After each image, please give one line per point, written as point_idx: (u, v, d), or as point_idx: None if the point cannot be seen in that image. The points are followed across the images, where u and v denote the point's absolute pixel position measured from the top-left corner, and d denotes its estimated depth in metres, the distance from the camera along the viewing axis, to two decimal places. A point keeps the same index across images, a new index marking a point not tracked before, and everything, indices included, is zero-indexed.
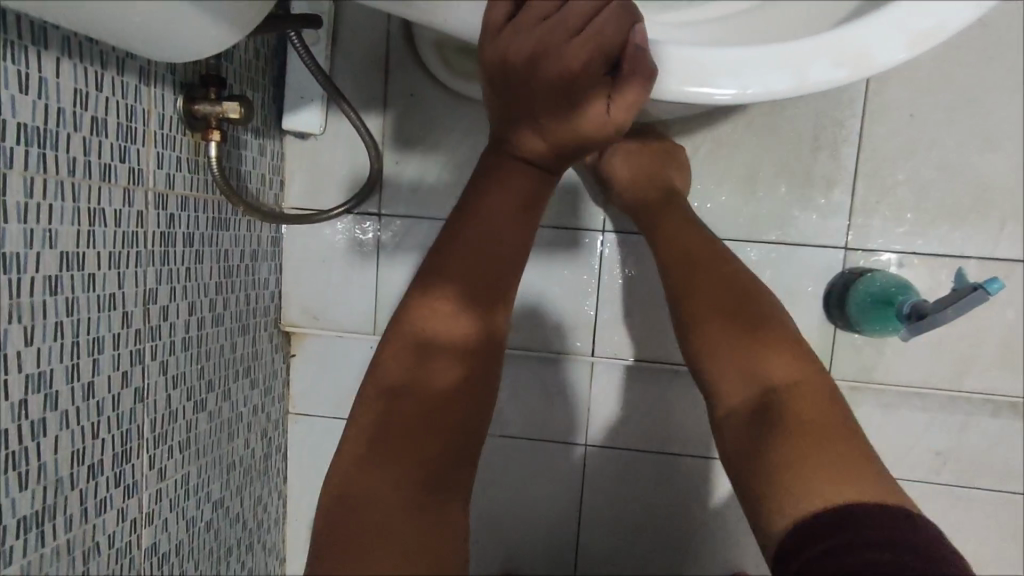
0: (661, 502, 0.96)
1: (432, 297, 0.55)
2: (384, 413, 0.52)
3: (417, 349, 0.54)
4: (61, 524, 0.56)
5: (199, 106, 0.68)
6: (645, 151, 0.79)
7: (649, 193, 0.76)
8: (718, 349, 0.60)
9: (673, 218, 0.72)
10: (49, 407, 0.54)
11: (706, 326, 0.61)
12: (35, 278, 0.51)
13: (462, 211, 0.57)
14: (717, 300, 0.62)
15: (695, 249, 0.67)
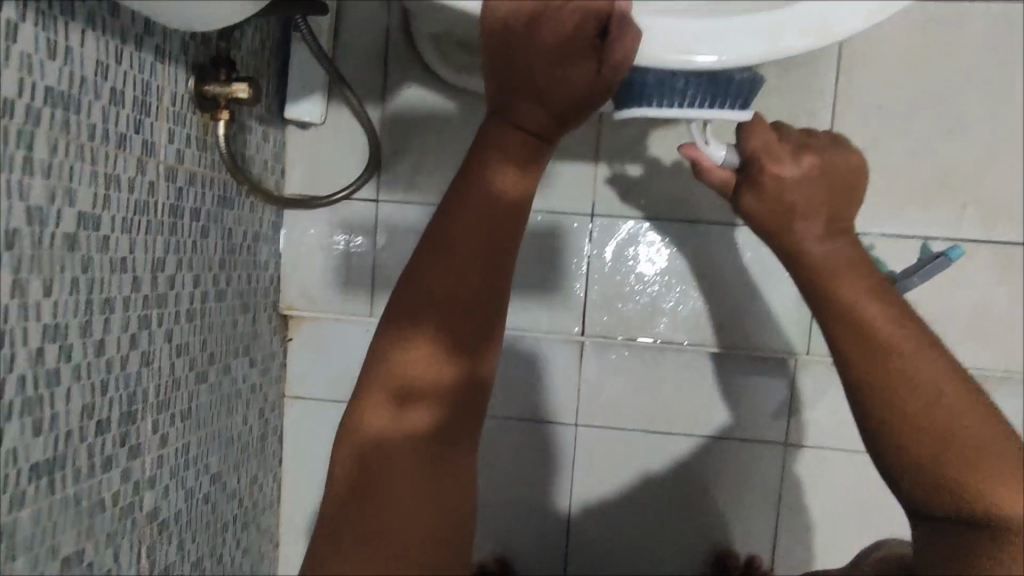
0: (649, 480, 0.98)
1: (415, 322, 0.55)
2: (362, 458, 0.54)
3: (392, 398, 0.54)
4: (71, 475, 0.58)
5: (210, 87, 0.72)
6: (800, 186, 0.58)
7: (820, 258, 0.57)
8: (919, 453, 0.52)
9: (857, 293, 0.56)
10: (64, 359, 0.56)
11: (904, 424, 0.52)
12: (56, 233, 0.54)
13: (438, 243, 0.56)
14: (916, 396, 0.52)
15: (896, 344, 0.54)
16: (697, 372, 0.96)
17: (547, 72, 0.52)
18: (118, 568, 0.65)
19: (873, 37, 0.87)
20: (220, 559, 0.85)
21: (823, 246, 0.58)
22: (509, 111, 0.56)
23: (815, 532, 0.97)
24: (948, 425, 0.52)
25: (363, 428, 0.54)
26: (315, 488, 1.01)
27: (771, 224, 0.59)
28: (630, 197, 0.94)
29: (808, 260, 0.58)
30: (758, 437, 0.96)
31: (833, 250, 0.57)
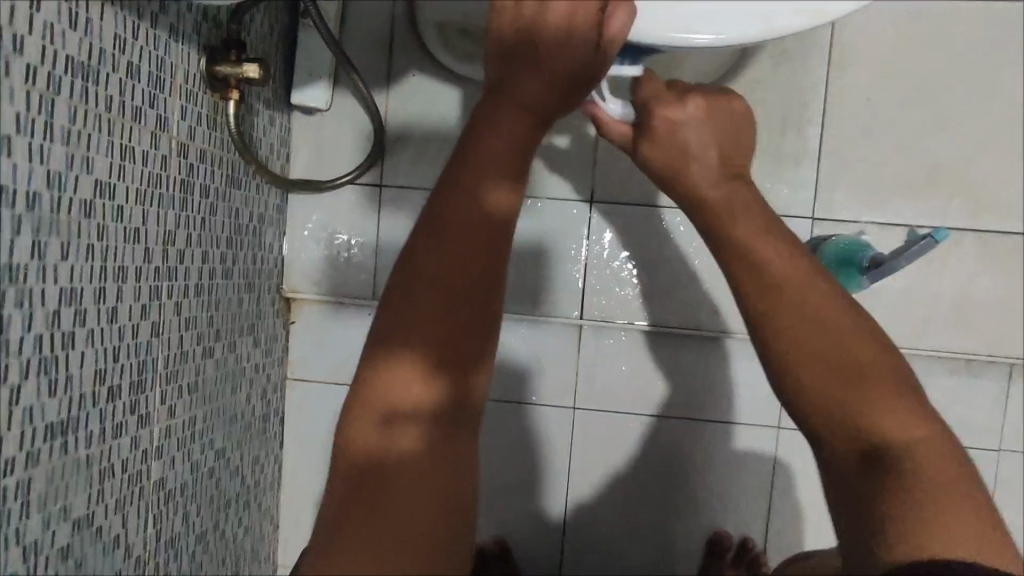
0: (645, 465, 1.00)
1: (403, 335, 0.52)
2: (357, 482, 0.50)
3: (380, 414, 0.51)
4: (82, 438, 0.59)
5: (220, 68, 0.73)
6: (690, 131, 0.67)
7: (737, 226, 0.65)
8: (820, 403, 0.58)
9: (776, 258, 0.63)
10: (78, 323, 0.57)
11: (809, 376, 0.59)
12: (73, 199, 0.55)
13: (429, 240, 0.54)
14: (815, 352, 0.59)
15: (793, 283, 0.62)
16: (693, 356, 0.98)
17: (547, 61, 0.56)
18: (125, 534, 0.66)
19: (864, 30, 0.90)
20: (222, 534, 0.86)
21: (715, 189, 0.67)
22: (506, 104, 0.57)
23: (806, 515, 0.99)
24: (863, 385, 0.58)
25: (354, 448, 0.51)
26: (316, 470, 1.03)
27: (667, 166, 0.69)
28: (629, 184, 0.96)
29: (713, 212, 0.66)
30: (751, 421, 0.98)
31: (727, 193, 0.67)
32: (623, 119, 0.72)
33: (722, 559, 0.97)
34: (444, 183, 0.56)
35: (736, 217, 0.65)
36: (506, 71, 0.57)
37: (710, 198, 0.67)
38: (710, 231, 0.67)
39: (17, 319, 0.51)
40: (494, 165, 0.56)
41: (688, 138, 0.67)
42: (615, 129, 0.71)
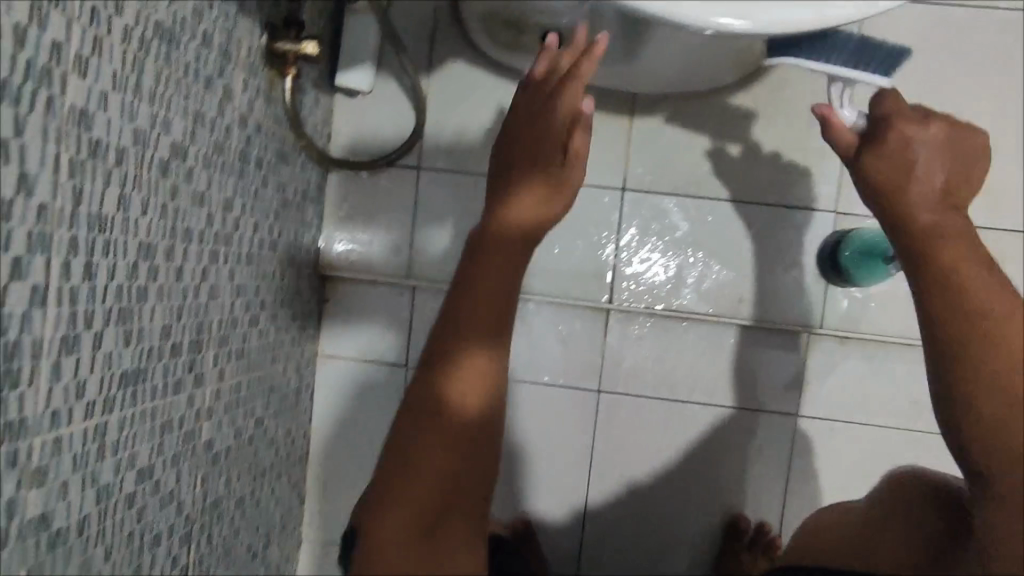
0: (666, 448, 1.03)
1: (432, 355, 0.61)
2: (383, 477, 0.56)
3: (406, 413, 0.58)
4: (149, 390, 0.61)
5: (281, 44, 0.76)
6: (926, 151, 0.66)
7: (948, 253, 0.63)
8: (1003, 445, 0.57)
9: (992, 297, 0.60)
10: (151, 278, 0.59)
11: (990, 412, 0.58)
12: (153, 158, 0.58)
13: (455, 294, 0.63)
14: (1013, 391, 0.57)
15: (984, 302, 0.60)
16: (716, 344, 1.01)
17: (549, 118, 0.66)
18: (178, 489, 0.68)
19: (889, 34, 0.94)
20: (257, 502, 0.88)
21: (931, 211, 0.65)
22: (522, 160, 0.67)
23: (821, 502, 1.02)
24: None
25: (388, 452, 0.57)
26: (344, 446, 1.05)
27: (886, 183, 0.68)
28: (660, 174, 0.99)
29: (922, 229, 0.65)
30: (771, 408, 1.01)
31: (942, 218, 0.65)
32: (856, 130, 0.71)
33: (739, 543, 0.99)
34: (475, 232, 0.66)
35: (955, 245, 0.63)
36: (523, 128, 0.68)
37: (919, 216, 0.65)
38: (910, 248, 0.65)
39: (102, 268, 0.53)
40: (501, 216, 0.66)
41: (922, 161, 0.66)
42: (848, 137, 0.71)
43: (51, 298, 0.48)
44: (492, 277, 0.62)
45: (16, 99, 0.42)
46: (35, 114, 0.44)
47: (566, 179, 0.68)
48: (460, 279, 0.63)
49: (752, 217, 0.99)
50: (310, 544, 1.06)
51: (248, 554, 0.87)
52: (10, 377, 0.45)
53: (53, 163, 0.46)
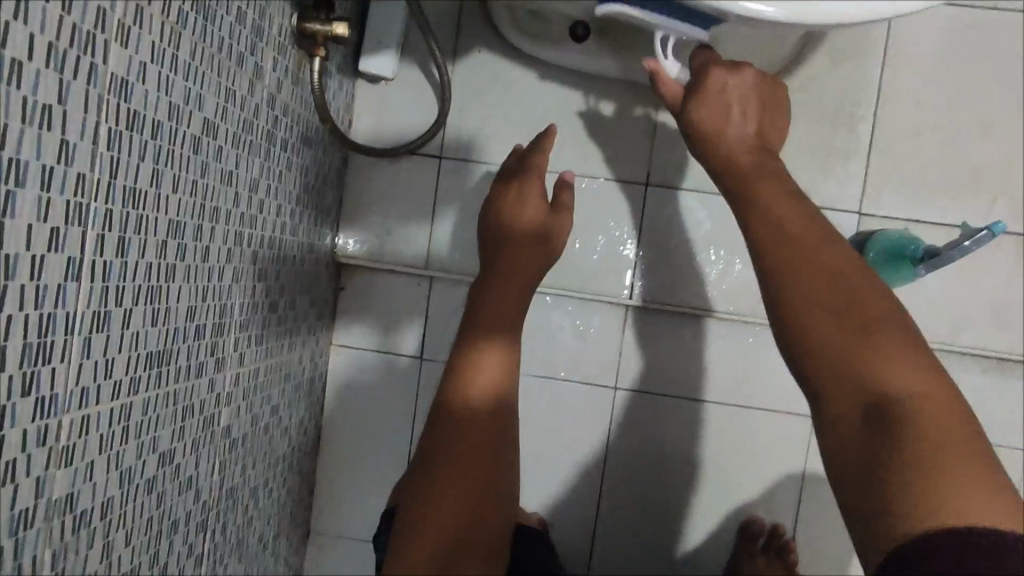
0: (682, 447, 1.02)
1: (458, 356, 0.80)
2: (425, 445, 0.77)
3: (441, 396, 0.79)
4: (173, 372, 0.59)
5: (311, 25, 0.74)
6: (739, 99, 0.74)
7: (762, 192, 0.69)
8: (841, 376, 0.59)
9: (798, 224, 0.66)
10: (179, 258, 0.58)
11: (811, 330, 0.61)
12: (186, 134, 0.56)
13: (480, 331, 0.81)
14: (829, 304, 0.61)
15: (804, 247, 0.64)
16: (735, 342, 1.00)
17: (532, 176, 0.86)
18: (197, 476, 0.66)
19: (917, 36, 0.94)
20: (270, 492, 0.86)
21: (747, 155, 0.72)
22: (510, 203, 0.85)
23: (835, 506, 1.02)
24: (868, 338, 0.58)
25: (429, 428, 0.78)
26: (354, 437, 1.03)
27: (704, 128, 0.74)
28: (684, 171, 0.98)
29: (741, 171, 0.72)
30: (788, 410, 1.01)
31: (760, 159, 0.72)
32: (682, 83, 0.76)
33: (752, 545, 0.99)
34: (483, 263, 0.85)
35: (760, 184, 0.70)
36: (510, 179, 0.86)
37: (742, 161, 0.72)
38: (732, 197, 0.72)
39: (134, 244, 0.51)
40: (497, 247, 0.84)
41: (732, 107, 0.73)
42: (674, 89, 0.75)
43: (85, 273, 0.46)
44: (506, 325, 0.82)
45: (58, 64, 0.41)
46: (77, 80, 0.43)
47: (544, 253, 0.85)
48: (470, 316, 0.82)
49: None
50: (318, 537, 1.05)
51: (260, 544, 0.85)
52: (42, 352, 0.43)
53: (91, 132, 0.45)
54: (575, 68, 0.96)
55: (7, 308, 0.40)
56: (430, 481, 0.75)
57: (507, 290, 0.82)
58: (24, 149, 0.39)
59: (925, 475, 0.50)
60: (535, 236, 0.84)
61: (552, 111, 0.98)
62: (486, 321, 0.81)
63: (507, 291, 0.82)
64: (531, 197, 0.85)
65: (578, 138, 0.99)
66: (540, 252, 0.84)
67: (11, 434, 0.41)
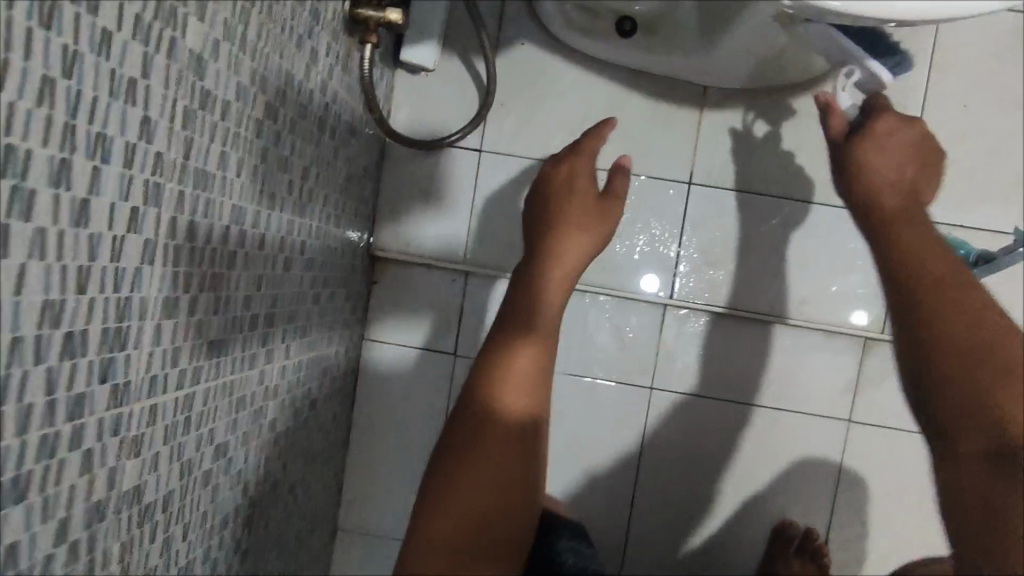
0: (717, 448, 1.01)
1: (493, 349, 0.78)
2: (453, 438, 0.75)
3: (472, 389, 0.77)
4: (229, 363, 0.58)
5: (363, 10, 0.72)
6: (902, 144, 0.73)
7: (904, 230, 0.68)
8: (969, 409, 0.56)
9: (936, 261, 0.64)
10: (239, 245, 0.56)
11: (944, 364, 0.59)
12: (251, 117, 0.54)
13: (514, 329, 0.78)
14: (953, 334, 0.59)
15: (943, 277, 0.63)
16: (774, 343, 0.99)
17: (581, 171, 0.84)
18: (246, 470, 0.65)
19: (964, 39, 0.93)
20: (306, 488, 0.85)
21: (899, 195, 0.70)
22: (559, 198, 0.83)
23: (870, 511, 1.01)
24: (1009, 376, 0.56)
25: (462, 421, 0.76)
26: (385, 433, 1.02)
27: (854, 165, 0.73)
28: (725, 170, 0.98)
29: (885, 210, 0.70)
30: (825, 413, 1.00)
31: (905, 201, 0.70)
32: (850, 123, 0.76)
33: (788, 547, 0.98)
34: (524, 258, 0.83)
35: (900, 219, 0.69)
36: (561, 174, 0.84)
37: (885, 201, 0.70)
38: (873, 233, 0.70)
39: (202, 228, 0.50)
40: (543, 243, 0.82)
41: (895, 152, 0.72)
42: (839, 124, 0.76)
43: (158, 256, 0.45)
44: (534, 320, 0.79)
45: (143, 36, 0.39)
46: (160, 55, 0.41)
47: (581, 247, 0.81)
48: (505, 310, 0.81)
49: (818, 217, 0.98)
50: (346, 534, 1.03)
51: (296, 541, 0.84)
52: (119, 338, 0.42)
53: (171, 111, 0.43)
54: (619, 63, 0.95)
55: (90, 290, 0.38)
56: (450, 474, 0.73)
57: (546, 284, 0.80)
58: (111, 124, 0.37)
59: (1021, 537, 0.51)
60: (580, 233, 0.82)
61: (594, 106, 0.97)
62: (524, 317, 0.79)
63: (546, 285, 0.80)
64: (578, 187, 0.84)
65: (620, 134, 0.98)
66: (575, 244, 0.81)
67: (89, 420, 0.40)
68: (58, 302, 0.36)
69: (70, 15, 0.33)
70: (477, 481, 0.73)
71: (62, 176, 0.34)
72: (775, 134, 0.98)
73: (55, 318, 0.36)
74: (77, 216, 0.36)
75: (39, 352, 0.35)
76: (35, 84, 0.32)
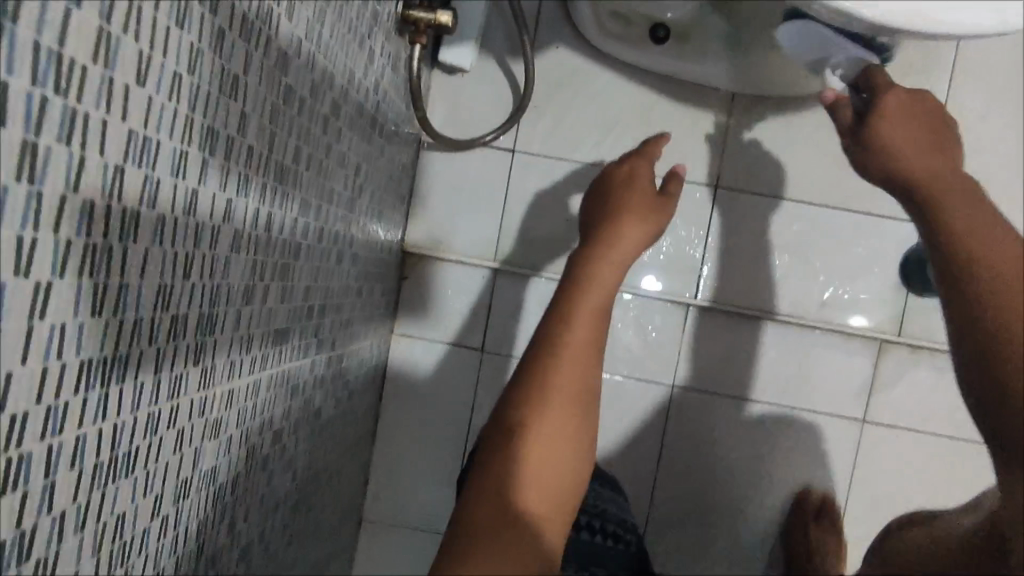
0: (735, 446, 1.04)
1: (547, 329, 0.67)
2: (500, 433, 0.61)
3: (526, 374, 0.64)
4: (289, 352, 0.60)
5: (415, 12, 0.75)
6: (921, 116, 0.70)
7: (951, 207, 0.65)
8: None
9: (1009, 266, 0.60)
10: (304, 238, 0.58)
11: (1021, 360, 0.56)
12: (322, 115, 0.56)
13: (565, 308, 0.67)
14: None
15: (1007, 265, 0.61)
16: (793, 345, 1.02)
17: (643, 166, 0.81)
18: (296, 456, 0.66)
19: (985, 53, 0.96)
20: (340, 477, 0.86)
21: (936, 167, 0.67)
22: (617, 186, 0.79)
23: (884, 509, 1.03)
24: None
25: (514, 418, 0.61)
26: (413, 426, 1.04)
27: (878, 142, 0.69)
28: (750, 175, 1.01)
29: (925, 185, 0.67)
30: (841, 413, 1.03)
31: (942, 165, 0.67)
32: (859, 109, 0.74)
33: (806, 516, 0.99)
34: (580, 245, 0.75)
35: (943, 198, 0.66)
36: (620, 169, 0.82)
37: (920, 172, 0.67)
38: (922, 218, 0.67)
39: (277, 220, 0.51)
40: (601, 224, 0.75)
41: (918, 127, 0.69)
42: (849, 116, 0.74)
43: (244, 245, 0.47)
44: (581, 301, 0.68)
45: (248, 35, 0.41)
46: (258, 53, 0.43)
47: (635, 238, 0.73)
48: (570, 284, 0.70)
49: (838, 223, 1.01)
50: (371, 525, 1.05)
51: (329, 528, 0.86)
52: (210, 322, 0.44)
53: (263, 106, 0.45)
54: (650, 69, 0.98)
55: (193, 276, 0.40)
56: (498, 470, 0.58)
57: (610, 270, 0.71)
58: (219, 118, 0.39)
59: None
60: (646, 217, 0.75)
61: (625, 110, 1.00)
62: (585, 300, 0.68)
63: (610, 271, 0.71)
64: (639, 184, 0.79)
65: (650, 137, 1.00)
66: (631, 236, 0.73)
67: (183, 401, 0.42)
68: (170, 286, 0.38)
69: (196, 15, 0.35)
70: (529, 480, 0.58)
71: (180, 166, 0.36)
72: (799, 141, 1.01)
73: (167, 301, 0.38)
74: (189, 204, 0.38)
75: (153, 333, 0.37)
76: (168, 80, 0.34)
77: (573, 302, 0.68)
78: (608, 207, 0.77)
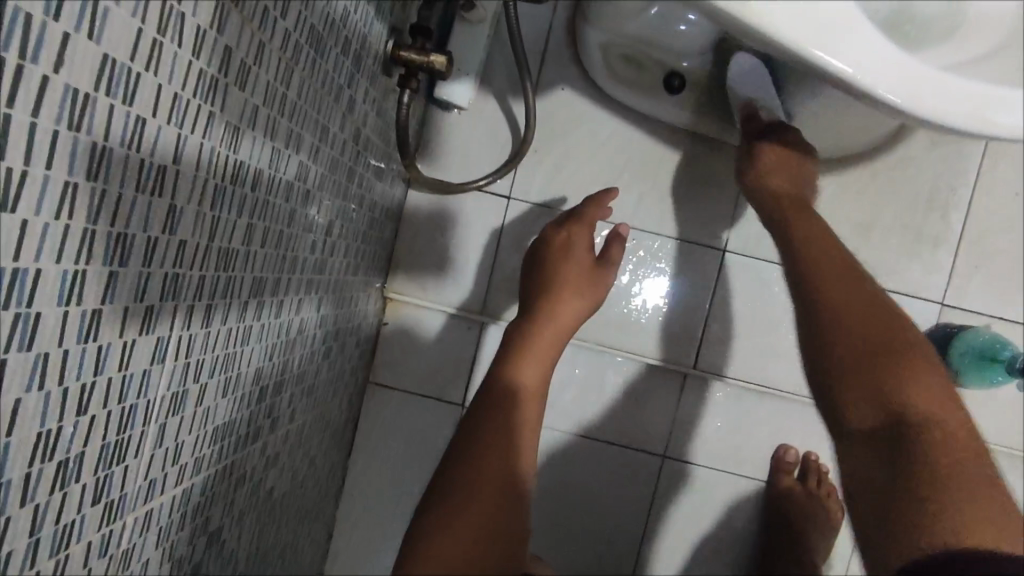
0: (724, 523, 0.99)
1: (491, 393, 0.76)
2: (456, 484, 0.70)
3: (480, 434, 0.73)
4: (230, 445, 0.52)
5: (407, 54, 0.68)
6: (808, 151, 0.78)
7: (807, 227, 0.74)
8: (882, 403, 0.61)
9: (857, 291, 0.68)
10: (256, 318, 0.51)
11: (844, 365, 0.64)
12: (282, 181, 0.49)
13: (510, 373, 0.77)
14: (850, 341, 0.65)
15: (876, 299, 0.68)
16: (793, 420, 0.97)
17: (580, 227, 0.86)
18: (238, 547, 0.59)
19: None
20: (294, 548, 0.79)
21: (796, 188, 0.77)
22: (555, 246, 0.85)
23: None
24: (880, 364, 0.63)
25: (470, 471, 0.71)
26: (384, 482, 0.98)
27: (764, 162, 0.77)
28: (761, 239, 0.95)
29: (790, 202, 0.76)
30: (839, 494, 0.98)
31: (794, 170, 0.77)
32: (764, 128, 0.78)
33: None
34: (522, 314, 0.82)
35: (796, 215, 0.75)
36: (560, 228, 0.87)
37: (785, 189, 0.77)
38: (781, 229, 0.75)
39: (219, 310, 0.44)
40: (544, 290, 0.82)
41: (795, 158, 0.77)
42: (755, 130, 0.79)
43: (169, 351, 0.39)
44: (527, 374, 0.77)
45: (180, 119, 0.34)
46: (194, 136, 0.35)
47: (575, 312, 0.81)
48: (511, 350, 0.79)
49: None
50: None
51: None
52: (117, 451, 0.36)
53: (200, 194, 0.38)
54: (663, 119, 0.91)
55: (91, 409, 0.33)
56: (451, 511, 0.68)
57: (553, 338, 0.80)
58: (134, 222, 0.32)
59: (953, 505, 0.53)
60: (583, 286, 0.82)
61: (632, 161, 0.94)
62: (530, 364, 0.78)
63: (553, 339, 0.80)
64: (576, 254, 0.84)
65: (658, 192, 0.94)
66: (573, 309, 0.81)
67: (74, 550, 0.35)
68: (53, 431, 0.31)
69: (102, 110, 0.28)
70: (473, 512, 0.68)
71: (73, 292, 0.29)
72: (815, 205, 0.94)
73: (48, 450, 0.31)
74: (85, 330, 0.31)
75: (25, 493, 0.30)
76: (55, 194, 0.27)
77: (515, 367, 0.77)
78: (545, 268, 0.84)
